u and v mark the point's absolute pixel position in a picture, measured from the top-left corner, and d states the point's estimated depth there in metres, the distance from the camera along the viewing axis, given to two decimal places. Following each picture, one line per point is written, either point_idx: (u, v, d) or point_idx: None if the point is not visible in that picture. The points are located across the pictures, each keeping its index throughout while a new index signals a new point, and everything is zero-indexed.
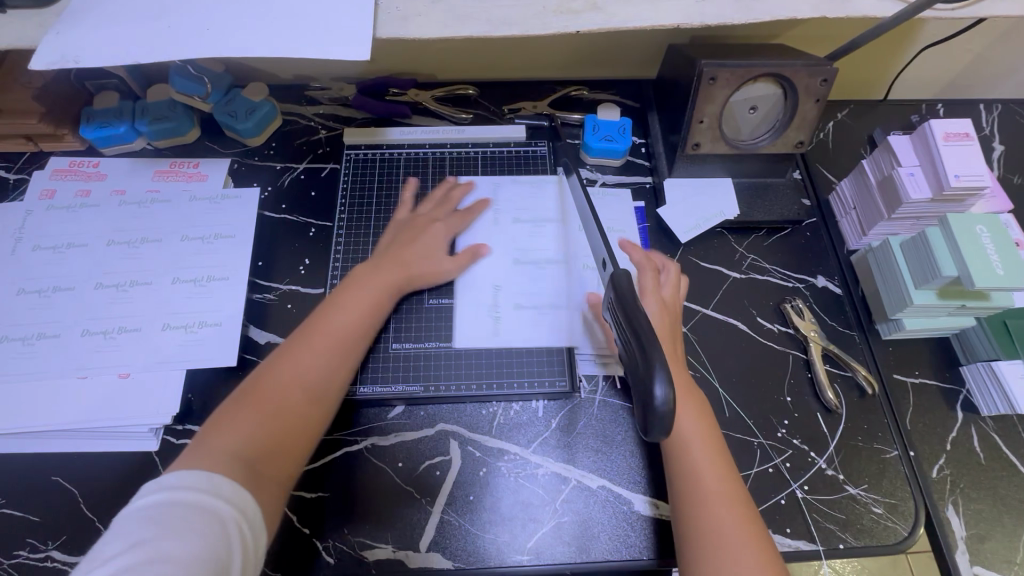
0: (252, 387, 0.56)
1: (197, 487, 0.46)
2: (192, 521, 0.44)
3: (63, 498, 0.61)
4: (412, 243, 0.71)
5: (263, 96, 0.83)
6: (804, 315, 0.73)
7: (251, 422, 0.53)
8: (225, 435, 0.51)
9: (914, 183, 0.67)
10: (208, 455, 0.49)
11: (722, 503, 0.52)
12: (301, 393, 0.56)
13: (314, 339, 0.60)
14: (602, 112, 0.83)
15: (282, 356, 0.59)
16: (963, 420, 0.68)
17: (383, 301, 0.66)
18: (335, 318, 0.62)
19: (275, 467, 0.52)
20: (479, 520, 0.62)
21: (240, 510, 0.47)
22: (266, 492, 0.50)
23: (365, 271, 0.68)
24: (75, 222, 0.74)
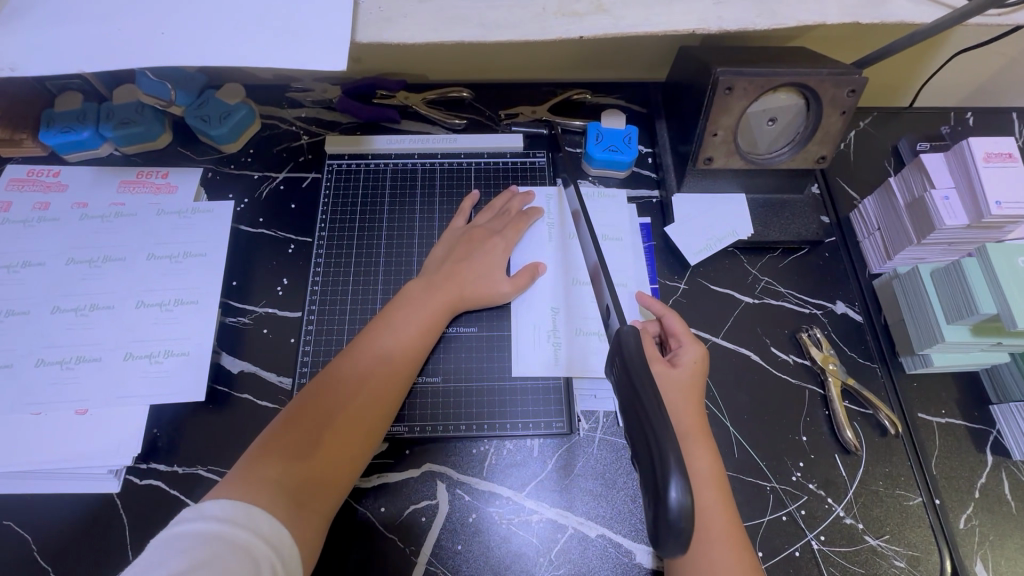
0: (301, 406, 0.52)
1: (234, 519, 0.43)
2: (226, 555, 0.40)
3: (13, 546, 0.56)
4: (465, 257, 0.66)
5: (240, 99, 0.77)
6: (822, 346, 0.68)
7: (297, 447, 0.49)
8: (266, 466, 0.47)
9: (949, 209, 0.62)
10: (249, 483, 0.46)
11: (716, 550, 0.50)
12: (351, 416, 0.53)
13: (368, 357, 0.56)
14: (606, 119, 0.76)
15: (336, 373, 0.55)
16: (993, 464, 0.63)
17: (439, 318, 0.62)
18: (390, 335, 0.58)
19: (318, 499, 0.49)
20: (467, 572, 0.57)
21: (273, 551, 0.43)
22: (308, 528, 0.47)
23: (422, 285, 0.63)
24: (32, 238, 0.68)
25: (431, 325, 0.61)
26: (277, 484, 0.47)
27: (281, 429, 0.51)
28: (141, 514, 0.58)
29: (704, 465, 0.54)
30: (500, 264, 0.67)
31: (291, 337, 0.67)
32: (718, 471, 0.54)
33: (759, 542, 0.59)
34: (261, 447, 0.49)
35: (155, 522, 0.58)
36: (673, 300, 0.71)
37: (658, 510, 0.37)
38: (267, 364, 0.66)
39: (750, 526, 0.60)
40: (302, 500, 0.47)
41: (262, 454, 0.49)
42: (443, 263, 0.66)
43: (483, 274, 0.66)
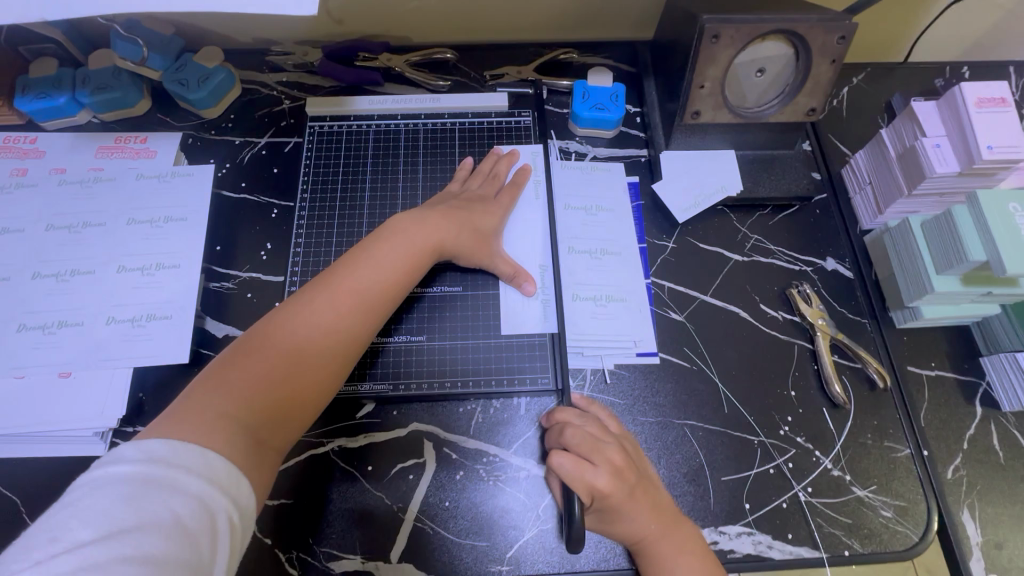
0: (263, 339, 0.51)
1: (189, 466, 0.40)
2: (180, 512, 0.38)
3: (0, 507, 0.57)
4: (454, 209, 0.64)
5: (218, 62, 0.75)
6: (811, 301, 0.67)
7: (260, 381, 0.48)
8: (220, 398, 0.46)
9: (940, 155, 0.61)
10: (206, 414, 0.45)
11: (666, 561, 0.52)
12: (316, 355, 0.52)
13: (339, 295, 0.54)
14: (592, 77, 0.75)
15: (304, 307, 0.53)
16: (982, 416, 0.63)
17: (417, 262, 0.60)
18: (365, 274, 0.56)
19: (275, 436, 0.48)
20: (455, 528, 0.58)
21: (232, 498, 0.41)
22: (265, 466, 0.46)
23: (403, 225, 0.60)
24: (9, 204, 0.67)
25: (408, 268, 0.59)
26: (234, 419, 0.45)
27: (241, 362, 0.49)
28: None
29: (642, 524, 0.52)
30: (483, 217, 0.65)
31: (276, 301, 0.67)
32: (667, 517, 0.53)
33: (746, 495, 0.59)
34: (217, 377, 0.48)
35: None
36: (661, 259, 0.70)
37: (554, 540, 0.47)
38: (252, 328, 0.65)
39: (736, 479, 0.60)
40: (259, 437, 0.46)
41: (220, 385, 0.47)
42: (428, 208, 0.64)
43: (464, 223, 0.63)
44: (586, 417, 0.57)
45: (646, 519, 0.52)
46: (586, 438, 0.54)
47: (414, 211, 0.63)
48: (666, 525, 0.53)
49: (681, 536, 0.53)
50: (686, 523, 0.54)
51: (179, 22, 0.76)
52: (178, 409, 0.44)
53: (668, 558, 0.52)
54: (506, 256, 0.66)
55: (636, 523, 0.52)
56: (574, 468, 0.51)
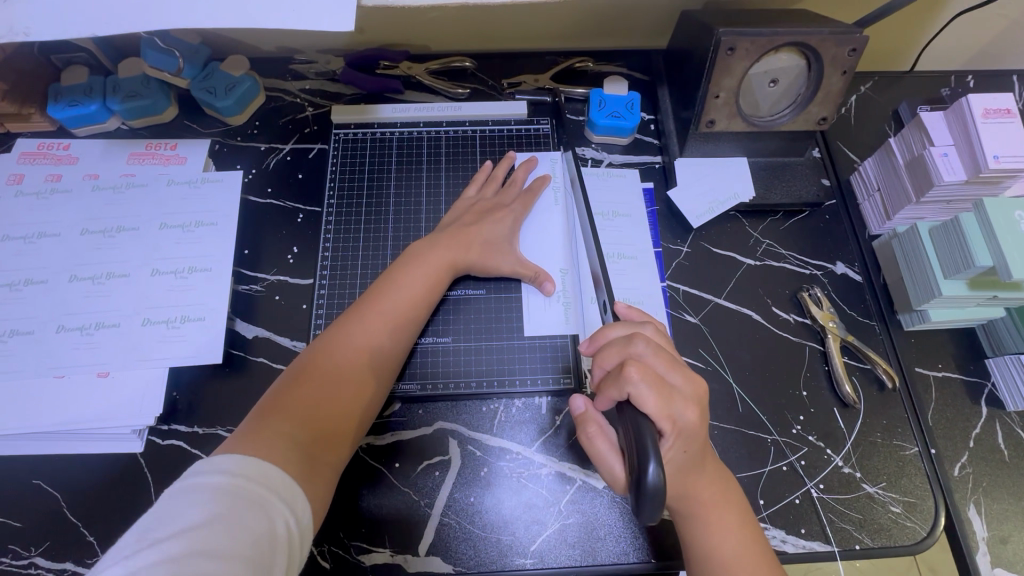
0: (308, 366, 0.54)
1: (248, 475, 0.43)
2: (242, 512, 0.41)
3: (43, 502, 0.59)
4: (469, 223, 0.67)
5: (244, 71, 0.77)
6: (822, 304, 0.69)
7: (309, 402, 0.52)
8: (277, 421, 0.49)
9: (947, 165, 0.63)
10: (265, 436, 0.48)
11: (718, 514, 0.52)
12: (358, 375, 0.55)
13: (374, 318, 0.58)
14: (608, 86, 0.77)
15: (342, 333, 0.57)
16: (988, 415, 0.65)
17: (441, 280, 0.63)
18: (395, 297, 0.60)
19: (329, 452, 0.51)
20: (481, 522, 0.60)
21: (291, 508, 0.44)
22: (322, 479, 0.49)
23: (425, 248, 0.64)
24: (45, 209, 0.69)
25: (434, 287, 0.63)
26: (292, 438, 0.49)
27: (291, 387, 0.52)
28: (164, 472, 0.60)
29: (704, 488, 0.53)
30: (497, 226, 0.68)
31: (303, 303, 0.69)
32: (723, 489, 0.54)
33: (760, 491, 0.61)
34: (270, 403, 0.51)
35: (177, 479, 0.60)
36: (676, 263, 0.72)
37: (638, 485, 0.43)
38: (280, 329, 0.67)
39: (751, 476, 0.62)
40: (314, 454, 0.49)
41: (274, 410, 0.50)
42: (444, 229, 0.67)
43: (481, 237, 0.66)
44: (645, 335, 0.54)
45: (704, 479, 0.53)
46: (659, 353, 0.52)
47: (431, 234, 0.67)
48: (719, 492, 0.53)
49: (733, 505, 0.53)
50: (738, 493, 0.55)
51: (206, 32, 0.78)
52: (240, 434, 0.47)
53: (722, 525, 0.52)
54: (526, 260, 0.68)
55: (698, 481, 0.53)
56: (657, 393, 0.49)
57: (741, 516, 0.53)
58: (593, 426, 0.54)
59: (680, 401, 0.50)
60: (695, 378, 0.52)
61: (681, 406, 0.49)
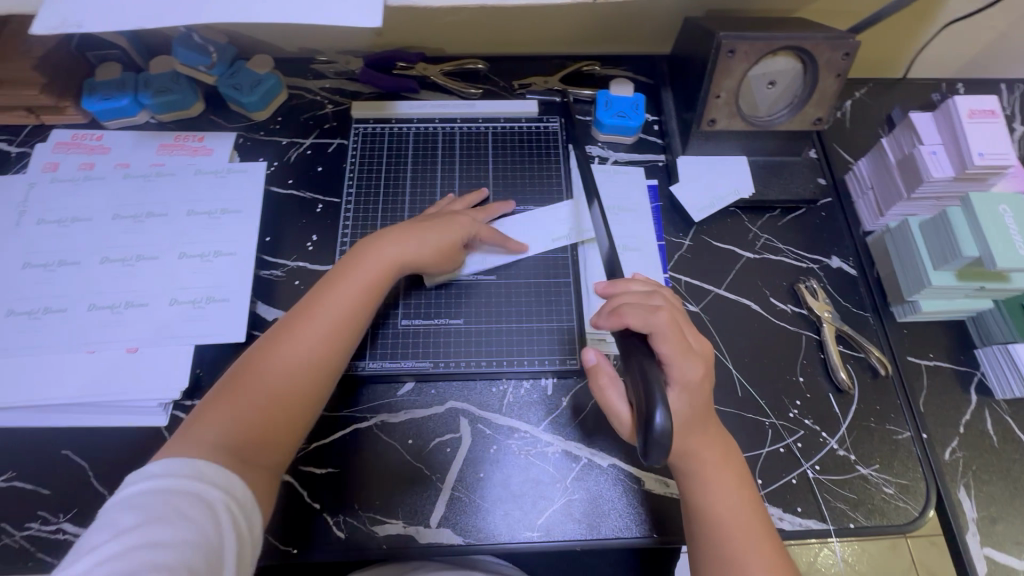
0: (248, 368, 0.56)
1: (179, 473, 0.46)
2: (179, 504, 0.44)
3: (71, 470, 0.62)
4: (414, 223, 0.66)
5: (269, 69, 0.81)
6: (818, 295, 0.72)
7: (244, 409, 0.53)
8: (206, 425, 0.52)
9: (936, 162, 0.67)
10: (192, 443, 0.50)
11: (718, 477, 0.55)
12: (294, 377, 0.55)
13: (310, 320, 0.58)
14: (615, 87, 0.81)
15: (279, 335, 0.57)
16: (977, 403, 0.68)
17: (384, 278, 0.62)
18: (334, 298, 0.59)
19: (266, 453, 0.53)
20: (489, 496, 0.62)
21: (229, 494, 0.47)
22: (257, 478, 0.51)
23: (367, 249, 0.63)
24: (78, 195, 0.72)
25: (373, 285, 0.61)
26: (224, 441, 0.51)
27: (227, 396, 0.54)
28: None
29: (705, 450, 0.56)
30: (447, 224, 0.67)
31: None
32: (723, 447, 0.57)
33: (759, 471, 0.64)
34: (204, 411, 0.53)
35: None
36: (678, 255, 0.76)
37: (645, 431, 0.47)
38: None
39: (749, 457, 0.64)
40: (245, 454, 0.51)
41: (204, 414, 0.53)
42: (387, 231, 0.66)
43: (426, 235, 0.65)
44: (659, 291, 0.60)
45: (705, 440, 0.56)
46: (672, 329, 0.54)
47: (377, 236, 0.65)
48: (720, 453, 0.56)
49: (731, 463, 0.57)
50: (735, 455, 0.58)
51: (232, 32, 0.82)
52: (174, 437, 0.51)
53: (721, 482, 0.55)
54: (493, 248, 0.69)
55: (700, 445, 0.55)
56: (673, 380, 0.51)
57: (741, 478, 0.56)
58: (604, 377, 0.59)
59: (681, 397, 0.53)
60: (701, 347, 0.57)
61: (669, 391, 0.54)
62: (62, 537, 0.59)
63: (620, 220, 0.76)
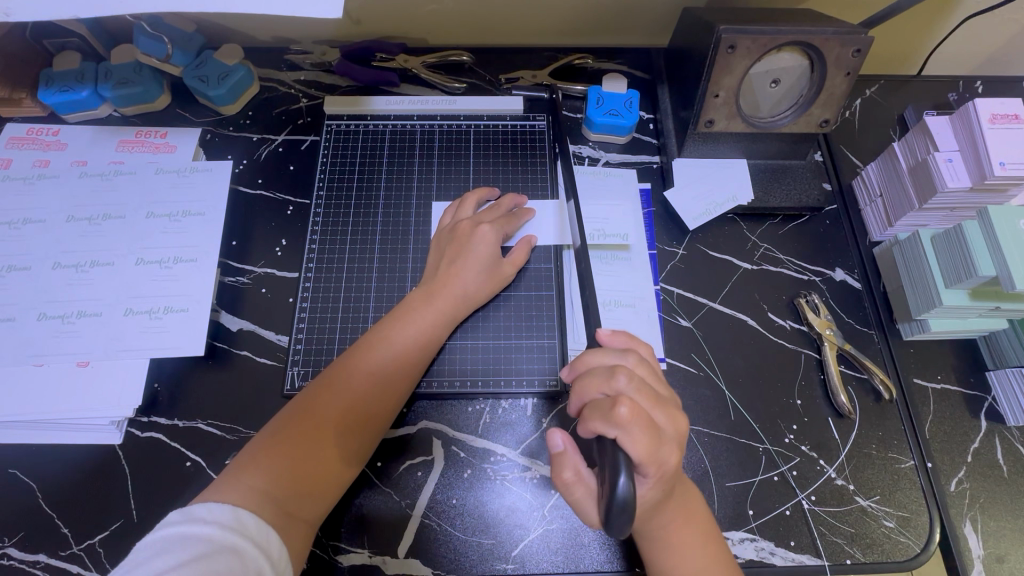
0: (302, 412, 0.54)
1: (219, 521, 0.45)
2: (212, 556, 0.42)
3: (19, 492, 0.58)
4: (451, 259, 0.63)
5: (238, 60, 0.76)
6: (819, 311, 0.67)
7: (289, 459, 0.51)
8: (256, 471, 0.50)
9: (952, 170, 0.62)
10: (235, 489, 0.48)
11: (682, 545, 0.51)
12: (344, 432, 0.54)
13: (366, 366, 0.56)
14: (607, 83, 0.75)
15: (337, 379, 0.56)
16: (987, 430, 0.64)
17: (437, 330, 0.61)
18: (382, 349, 0.58)
19: (309, 505, 0.51)
20: (461, 525, 0.58)
21: (264, 552, 0.45)
22: (298, 531, 0.49)
23: (416, 299, 0.61)
24: (32, 194, 0.68)
25: (429, 338, 0.60)
26: (268, 490, 0.49)
27: (272, 442, 0.52)
28: (143, 464, 0.60)
29: (666, 519, 0.51)
30: (487, 259, 0.63)
31: (289, 297, 0.68)
32: (686, 510, 0.52)
33: (750, 501, 0.60)
34: (253, 453, 0.52)
35: (157, 471, 0.59)
36: (671, 265, 0.71)
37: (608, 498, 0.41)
38: (265, 322, 0.66)
39: (741, 485, 0.60)
40: (291, 509, 0.49)
41: (253, 460, 0.51)
42: (432, 274, 0.64)
43: (469, 278, 0.62)
44: (630, 357, 0.52)
45: (667, 511, 0.51)
46: (642, 390, 0.49)
47: (423, 283, 0.63)
48: (683, 520, 0.52)
49: (696, 523, 0.52)
50: (702, 513, 0.54)
51: (200, 19, 0.77)
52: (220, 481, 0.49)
53: (683, 550, 0.51)
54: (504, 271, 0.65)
55: (660, 516, 0.51)
56: (646, 436, 0.46)
57: (706, 541, 0.52)
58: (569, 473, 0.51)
59: (666, 445, 0.48)
60: (676, 415, 0.50)
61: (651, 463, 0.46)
62: (6, 563, 0.56)
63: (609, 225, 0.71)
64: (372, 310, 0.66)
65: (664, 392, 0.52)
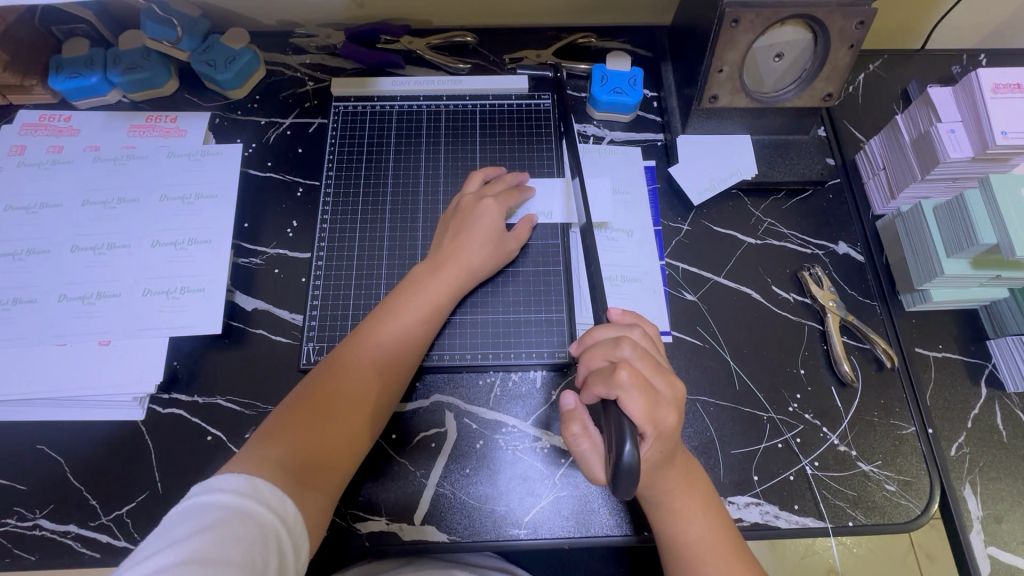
0: (314, 388, 0.55)
1: (234, 490, 0.46)
2: (230, 522, 0.44)
3: (47, 467, 0.60)
4: (454, 235, 0.64)
5: (244, 43, 0.77)
6: (823, 284, 0.68)
7: (303, 432, 0.53)
8: (271, 445, 0.51)
9: (954, 141, 0.62)
10: (252, 461, 0.50)
11: (692, 510, 0.53)
12: (354, 407, 0.55)
13: (374, 341, 0.58)
14: (611, 61, 0.76)
15: (347, 356, 0.57)
16: (988, 397, 0.65)
17: (441, 306, 0.62)
18: (388, 324, 0.59)
19: (323, 479, 0.52)
20: (475, 493, 0.60)
21: (282, 517, 0.47)
22: (314, 501, 0.51)
23: (420, 276, 0.63)
24: (48, 180, 0.69)
25: (433, 314, 0.61)
26: (286, 462, 0.50)
27: (288, 417, 0.54)
28: (165, 439, 0.61)
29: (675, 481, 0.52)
30: (489, 234, 0.64)
31: (301, 276, 0.69)
32: (690, 478, 0.54)
33: (755, 467, 0.61)
34: (269, 430, 0.53)
35: (179, 446, 0.61)
36: (676, 241, 0.72)
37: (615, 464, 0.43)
38: (279, 302, 0.68)
39: (746, 453, 0.62)
40: (310, 481, 0.51)
41: (269, 436, 0.52)
42: (433, 252, 0.65)
43: (471, 252, 0.64)
44: (634, 331, 0.54)
45: (674, 475, 0.52)
46: (645, 357, 0.51)
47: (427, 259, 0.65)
48: (689, 484, 0.53)
49: (697, 488, 0.54)
50: (705, 480, 0.55)
51: (205, 3, 0.78)
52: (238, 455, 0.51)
53: (691, 514, 0.53)
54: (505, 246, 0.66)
55: (668, 477, 0.52)
56: (645, 398, 0.48)
57: (714, 509, 0.54)
58: (576, 425, 0.53)
59: (664, 408, 0.49)
60: (677, 384, 0.51)
61: (660, 418, 0.48)
62: (39, 534, 0.58)
63: (618, 201, 0.72)
64: (383, 287, 0.67)
65: (665, 363, 0.54)
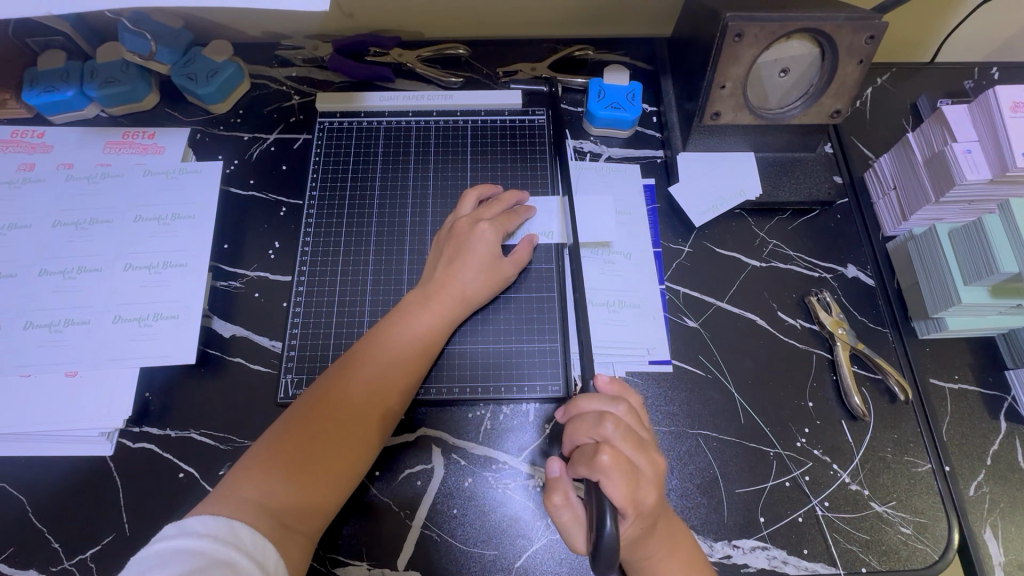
0: (299, 420, 0.52)
1: (213, 535, 0.43)
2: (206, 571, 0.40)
3: (8, 506, 0.56)
4: (450, 259, 0.61)
5: (228, 56, 0.74)
6: (831, 310, 0.65)
7: (285, 468, 0.49)
8: (251, 482, 0.48)
9: (971, 162, 0.59)
10: (230, 502, 0.47)
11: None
12: (341, 442, 0.52)
13: (364, 372, 0.55)
14: (608, 75, 0.73)
15: (336, 386, 0.54)
16: (1007, 431, 0.61)
17: (436, 334, 0.59)
18: (379, 354, 0.56)
19: (306, 521, 0.49)
20: (462, 537, 0.57)
21: (261, 565, 0.44)
22: (295, 545, 0.47)
23: (414, 302, 0.59)
24: (17, 200, 0.66)
25: (428, 342, 0.58)
26: (265, 504, 0.47)
27: (270, 452, 0.50)
28: (134, 476, 0.58)
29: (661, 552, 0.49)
30: (487, 259, 0.61)
31: (282, 301, 0.66)
32: (679, 547, 0.50)
33: (761, 508, 0.58)
34: (250, 464, 0.50)
35: (149, 483, 0.58)
36: (677, 263, 0.68)
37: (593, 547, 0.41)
38: (259, 328, 0.64)
39: (752, 492, 0.58)
40: (291, 523, 0.48)
41: (249, 472, 0.49)
42: (429, 277, 0.61)
43: (468, 278, 0.60)
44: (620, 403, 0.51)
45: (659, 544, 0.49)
46: (627, 437, 0.48)
47: (422, 284, 0.61)
48: (676, 554, 0.50)
49: (684, 556, 0.50)
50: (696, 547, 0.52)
51: (186, 15, 0.75)
52: (216, 494, 0.47)
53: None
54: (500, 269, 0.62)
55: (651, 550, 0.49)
56: (625, 478, 0.45)
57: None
58: (559, 498, 0.48)
59: (646, 486, 0.47)
60: (659, 460, 0.49)
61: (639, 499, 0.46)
62: None
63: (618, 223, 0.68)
64: (368, 315, 0.64)
65: (649, 437, 0.51)
